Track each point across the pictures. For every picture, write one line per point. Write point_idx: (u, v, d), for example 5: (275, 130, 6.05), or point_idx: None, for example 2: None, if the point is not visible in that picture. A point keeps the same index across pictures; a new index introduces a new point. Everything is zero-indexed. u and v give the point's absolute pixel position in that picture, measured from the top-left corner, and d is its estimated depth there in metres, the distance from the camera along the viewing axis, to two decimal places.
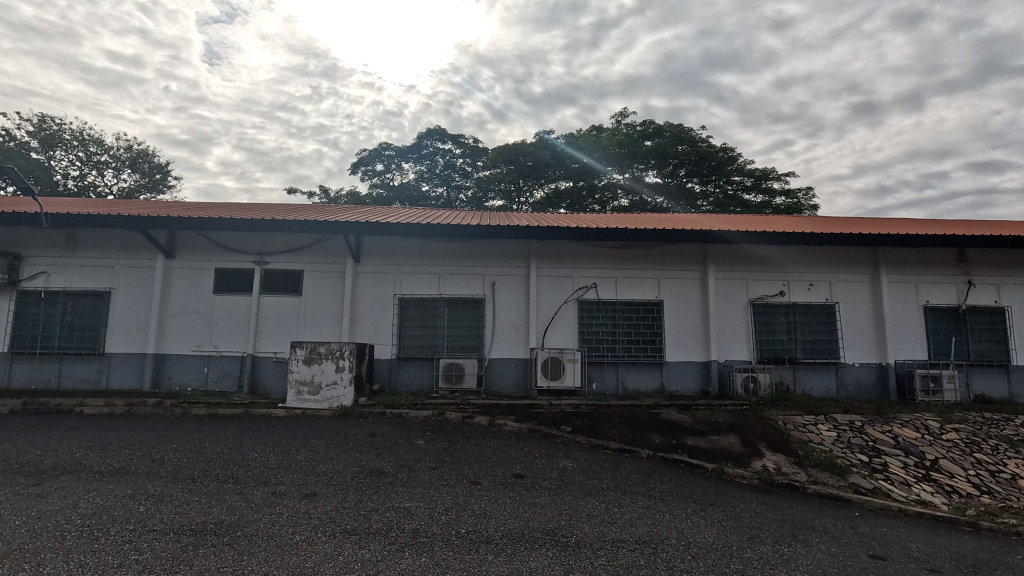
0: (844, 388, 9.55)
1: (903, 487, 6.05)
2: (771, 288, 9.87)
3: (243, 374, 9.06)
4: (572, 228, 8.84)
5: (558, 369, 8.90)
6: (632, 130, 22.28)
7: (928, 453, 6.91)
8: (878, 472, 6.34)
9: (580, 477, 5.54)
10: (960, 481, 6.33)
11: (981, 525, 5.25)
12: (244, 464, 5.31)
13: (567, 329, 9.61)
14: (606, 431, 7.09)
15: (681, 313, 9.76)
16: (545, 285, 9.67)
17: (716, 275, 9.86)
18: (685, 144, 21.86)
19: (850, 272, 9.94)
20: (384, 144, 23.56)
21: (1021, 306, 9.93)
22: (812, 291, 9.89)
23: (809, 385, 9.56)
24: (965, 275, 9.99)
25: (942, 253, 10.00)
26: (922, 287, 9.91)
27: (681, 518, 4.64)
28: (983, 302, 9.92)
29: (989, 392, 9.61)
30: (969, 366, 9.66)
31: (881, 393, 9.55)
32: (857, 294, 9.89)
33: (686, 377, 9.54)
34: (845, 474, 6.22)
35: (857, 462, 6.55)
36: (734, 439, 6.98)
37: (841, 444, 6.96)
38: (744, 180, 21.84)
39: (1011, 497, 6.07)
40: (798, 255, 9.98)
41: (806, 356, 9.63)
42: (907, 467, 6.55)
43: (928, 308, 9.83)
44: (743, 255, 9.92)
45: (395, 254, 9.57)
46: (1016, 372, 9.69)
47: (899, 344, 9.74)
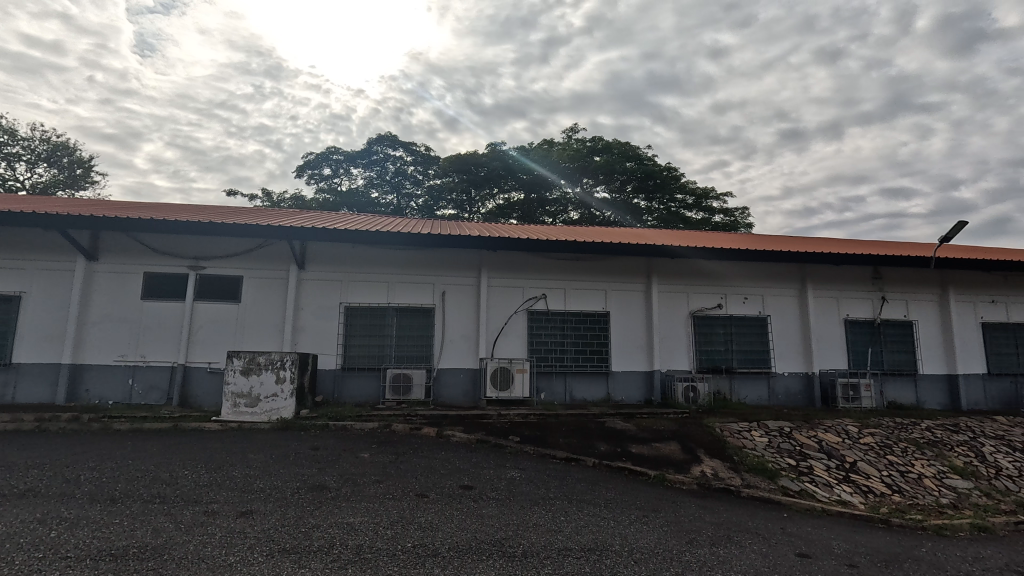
0: (774, 396, 10.15)
1: (825, 488, 6.51)
2: (710, 301, 10.38)
3: (173, 386, 8.49)
4: (523, 240, 8.93)
5: (508, 379, 8.93)
6: (582, 146, 22.90)
7: (848, 456, 7.45)
8: (805, 475, 6.78)
9: (528, 487, 5.57)
10: (875, 481, 6.87)
11: (893, 521, 5.73)
12: (172, 482, 4.98)
13: (516, 340, 9.67)
14: (555, 440, 7.18)
15: (626, 324, 10.07)
16: (496, 296, 9.72)
17: (660, 288, 10.26)
18: (632, 161, 22.64)
19: (780, 287, 10.62)
20: (332, 148, 23.01)
21: (926, 320, 10.95)
22: (747, 304, 10.48)
23: (744, 394, 10.09)
24: (880, 291, 10.90)
25: (860, 271, 10.88)
26: (843, 302, 10.74)
27: (625, 525, 4.77)
28: (895, 316, 10.86)
29: (900, 399, 10.50)
30: (883, 374, 10.53)
31: (808, 401, 10.23)
32: (787, 307, 10.57)
33: (631, 386, 9.84)
34: (776, 477, 6.61)
35: (786, 465, 6.97)
36: (675, 446, 7.24)
37: (772, 449, 7.38)
38: (686, 198, 22.87)
39: (917, 495, 6.65)
40: (735, 271, 10.54)
41: (741, 366, 10.18)
42: (829, 469, 7.04)
43: (847, 321, 10.66)
44: (685, 269, 10.39)
45: (343, 261, 9.32)
46: (922, 380, 10.66)
47: (823, 354, 10.47)
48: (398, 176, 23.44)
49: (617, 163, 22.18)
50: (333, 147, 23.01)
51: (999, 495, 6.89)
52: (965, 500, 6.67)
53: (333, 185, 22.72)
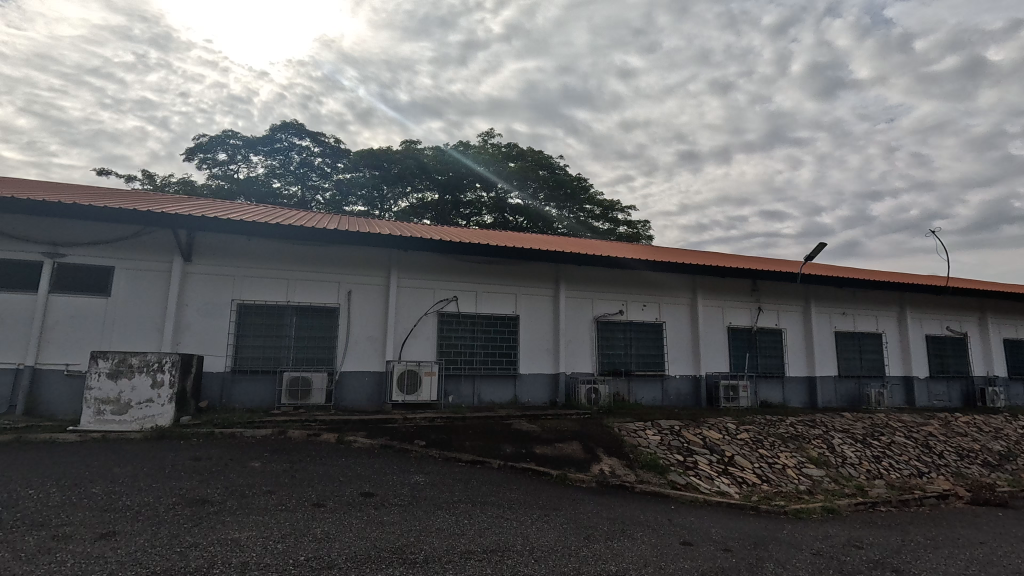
0: (667, 397, 10.93)
1: (707, 480, 7.14)
2: (613, 307, 10.95)
3: (18, 392, 7.29)
4: (436, 241, 8.83)
5: (415, 382, 8.75)
6: (497, 151, 23.18)
7: (727, 450, 8.22)
8: (690, 469, 7.38)
9: (432, 492, 5.49)
10: (748, 473, 7.65)
11: (761, 508, 6.42)
12: (11, 505, 4.26)
13: (425, 342, 9.52)
14: (461, 443, 7.16)
15: (535, 328, 10.32)
16: (405, 297, 9.50)
17: (567, 293, 10.64)
18: (545, 170, 23.34)
19: (674, 296, 11.48)
20: (229, 131, 21.20)
21: (793, 329, 12.41)
22: (645, 310, 11.20)
23: (641, 395, 10.76)
24: (757, 302, 12.18)
25: (741, 283, 12.07)
26: (726, 311, 11.85)
27: (527, 524, 4.87)
28: (768, 324, 12.18)
29: (770, 398, 11.80)
30: (758, 377, 11.77)
31: (695, 401, 11.15)
32: (680, 315, 11.45)
33: (537, 389, 10.09)
34: (666, 473, 7.13)
35: (675, 461, 7.53)
36: (577, 445, 7.54)
37: (663, 446, 7.94)
38: (594, 209, 23.95)
39: (781, 484, 7.51)
40: (635, 279, 11.23)
41: (638, 368, 10.85)
42: (711, 463, 7.72)
43: (730, 328, 11.78)
44: (591, 276, 10.88)
45: (238, 255, 8.60)
46: (788, 382, 12.06)
47: (709, 358, 11.47)
48: (303, 167, 22.11)
49: (530, 171, 22.72)
50: (230, 130, 21.23)
51: (844, 480, 7.99)
52: (818, 486, 7.64)
53: (229, 172, 20.92)
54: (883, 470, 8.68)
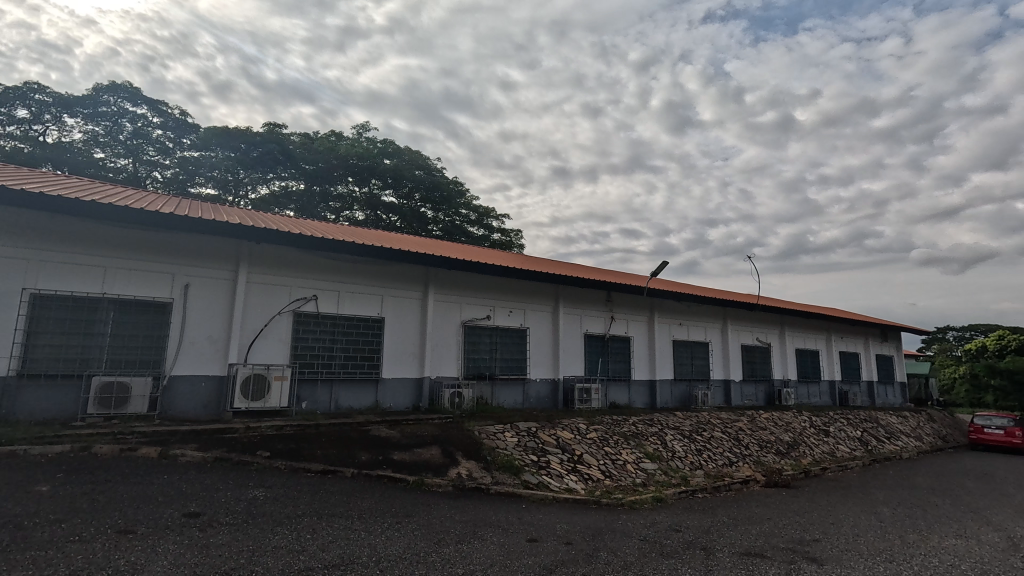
0: (527, 400, 11.42)
1: (558, 478, 7.63)
2: (480, 312, 11.15)
3: None
4: (295, 235, 8.22)
5: (262, 388, 8.01)
6: (372, 145, 22.33)
7: (577, 449, 8.80)
8: (543, 468, 7.80)
9: (273, 506, 5.06)
10: (594, 469, 8.31)
11: (602, 501, 7.03)
12: None
13: (277, 344, 8.77)
14: (311, 453, 6.71)
15: (400, 332, 10.09)
16: (256, 294, 8.67)
17: (435, 297, 10.58)
18: (422, 170, 23.06)
19: (538, 303, 12.06)
20: (33, 84, 17.56)
21: (639, 336, 13.78)
22: (510, 316, 11.59)
23: (503, 398, 11.10)
24: (610, 311, 13.30)
25: (598, 294, 13.10)
26: (584, 319, 12.77)
27: (376, 534, 4.73)
28: (619, 332, 13.37)
29: (618, 400, 12.94)
30: (608, 380, 12.85)
31: (553, 403, 11.80)
32: (542, 322, 12.05)
33: (400, 393, 9.87)
34: (521, 473, 7.46)
35: (529, 461, 7.89)
36: (436, 450, 7.52)
37: (520, 447, 8.25)
38: (469, 214, 24.16)
39: (621, 478, 8.29)
40: (503, 286, 11.57)
41: (501, 372, 11.17)
42: (562, 462, 8.23)
43: (586, 335, 12.71)
44: (460, 281, 10.97)
45: (35, 234, 7.11)
46: (634, 385, 13.35)
47: (567, 363, 12.23)
48: (136, 138, 19.03)
49: (405, 171, 22.32)
50: (36, 83, 17.63)
51: (672, 472, 9.07)
52: (651, 478, 8.57)
53: (32, 134, 17.29)
54: (702, 461, 10.02)
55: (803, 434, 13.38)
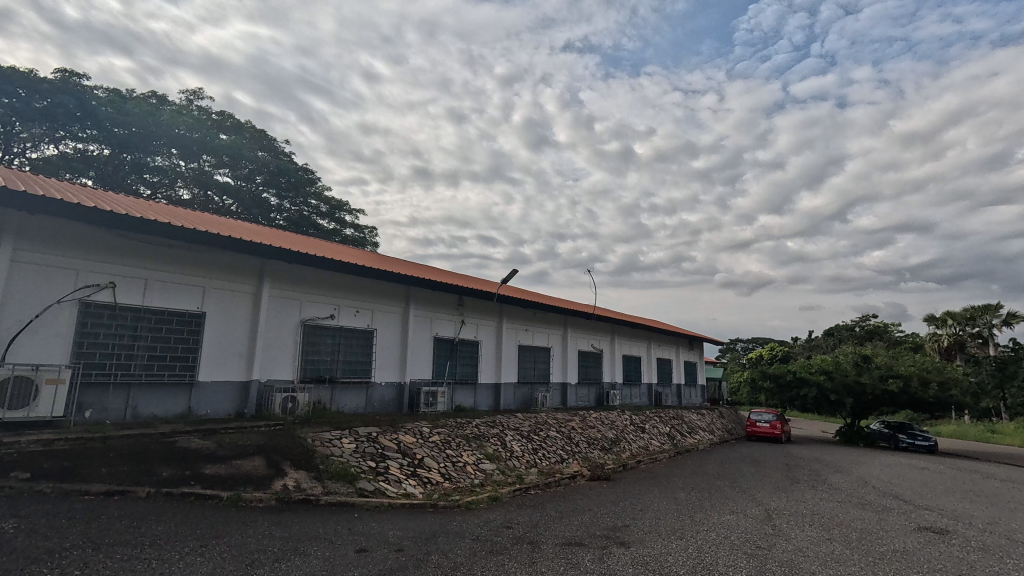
0: (369, 404, 10.96)
1: (395, 484, 7.45)
2: (322, 311, 10.42)
3: None
4: (88, 207, 6.82)
5: (26, 394, 6.45)
6: (205, 116, 19.68)
7: (418, 453, 8.64)
8: (380, 474, 7.55)
9: (27, 541, 4.09)
10: (434, 472, 8.28)
11: (439, 504, 7.05)
12: None
13: (54, 340, 7.16)
14: (93, 471, 5.59)
15: (225, 329, 8.96)
16: (26, 277, 6.99)
17: (270, 292, 9.62)
18: (265, 152, 20.97)
19: (388, 303, 11.68)
20: None
21: (487, 341, 14.16)
22: (357, 316, 11.02)
23: (343, 402, 10.50)
24: (461, 315, 13.45)
25: (449, 297, 13.16)
26: (434, 321, 12.72)
27: (172, 561, 4.10)
28: (468, 336, 13.59)
29: (464, 402, 13.12)
30: (455, 383, 12.96)
31: (397, 407, 11.51)
32: (391, 323, 11.70)
33: (220, 398, 8.76)
34: (355, 481, 7.13)
35: (366, 468, 7.57)
36: (259, 460, 6.79)
37: (357, 454, 7.82)
38: (319, 205, 22.50)
39: (460, 480, 8.39)
40: (350, 284, 10.97)
41: (343, 375, 10.56)
42: (401, 467, 8.04)
43: (435, 338, 12.67)
44: (301, 276, 10.13)
45: None
46: (480, 388, 13.67)
47: (414, 366, 12.04)
48: None
49: (245, 147, 20.18)
50: None
51: (509, 471, 9.47)
52: (489, 479, 8.85)
53: None
54: (537, 459, 10.64)
55: (624, 431, 15.01)
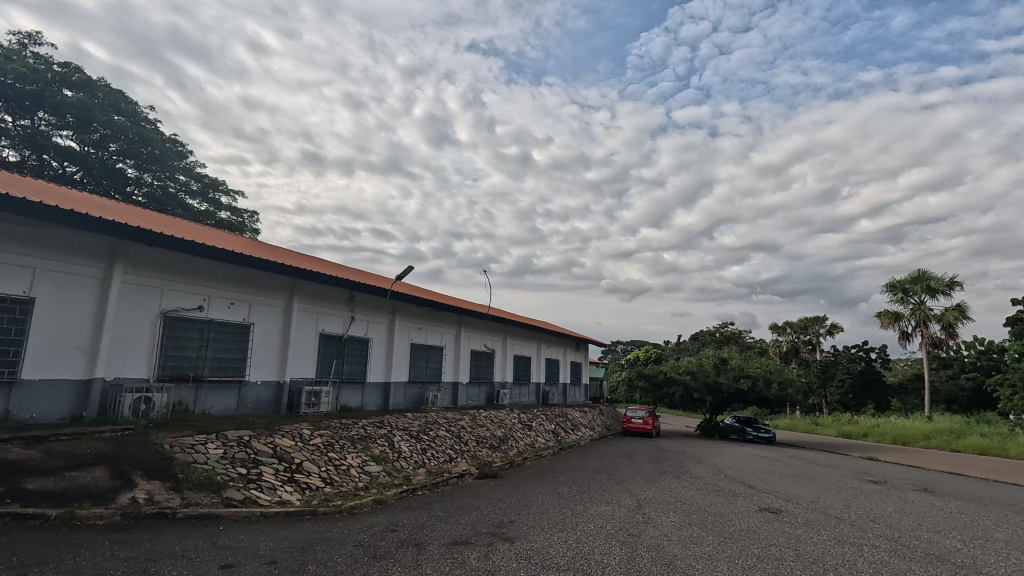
0: (242, 405, 10.02)
1: (269, 491, 6.89)
2: (189, 302, 9.32)
3: None
4: None
5: None
6: (43, 65, 16.65)
7: (297, 457, 8.05)
8: (252, 482, 6.93)
9: None
10: (313, 477, 7.79)
11: (318, 511, 6.66)
12: None
13: None
14: None
15: (61, 319, 7.65)
16: None
17: (123, 278, 8.39)
18: (122, 116, 18.25)
19: (269, 296, 10.77)
20: None
21: (378, 338, 13.67)
22: (231, 309, 10.02)
23: (210, 404, 9.47)
24: (351, 311, 12.84)
25: (339, 292, 12.49)
26: (321, 317, 11.98)
27: None
28: (357, 333, 13.01)
29: (350, 403, 12.53)
30: (341, 382, 12.32)
31: (274, 408, 10.65)
32: (271, 317, 10.80)
33: (50, 400, 7.47)
34: (222, 490, 6.47)
35: (235, 475, 6.90)
36: (101, 471, 5.90)
37: (225, 461, 7.08)
38: (189, 182, 20.10)
39: (343, 484, 7.99)
40: (224, 272, 9.93)
41: (211, 374, 9.52)
42: (277, 473, 7.45)
43: (321, 334, 11.94)
44: (164, 261, 8.98)
45: None
46: (368, 387, 13.14)
47: (296, 364, 11.23)
48: None
49: (97, 108, 17.29)
50: None
51: (395, 473, 9.22)
52: (374, 481, 8.54)
53: None
54: (425, 459, 10.49)
55: (512, 429, 15.37)
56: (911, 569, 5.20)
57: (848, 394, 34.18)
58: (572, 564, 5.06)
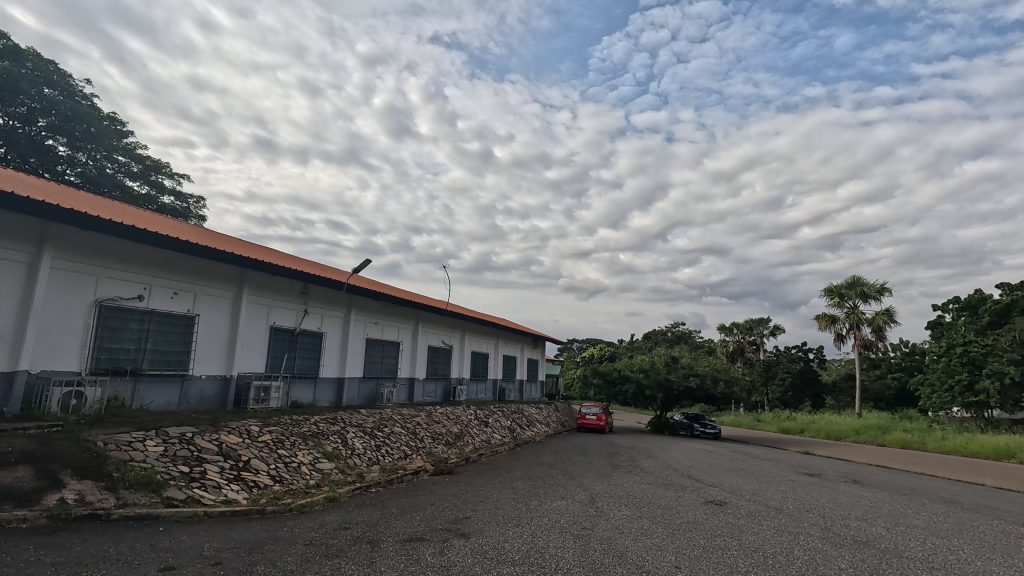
0: (184, 401, 9.54)
1: (213, 490, 6.61)
2: (127, 291, 8.78)
3: None
4: None
5: None
6: None
7: (244, 454, 7.74)
8: (195, 481, 6.63)
9: None
10: (262, 475, 7.52)
11: (266, 510, 6.44)
12: None
13: None
14: None
15: None
16: None
17: (53, 263, 7.82)
18: (54, 89, 16.97)
19: (216, 287, 10.28)
20: None
21: (332, 333, 13.31)
22: (174, 300, 9.51)
23: (149, 399, 8.97)
24: (304, 305, 12.45)
25: (292, 284, 12.08)
26: (272, 310, 11.55)
27: None
28: (310, 327, 12.62)
29: (301, 398, 12.13)
30: (292, 377, 11.93)
31: (220, 404, 10.19)
32: (218, 309, 10.33)
33: None
34: (162, 489, 6.15)
35: (177, 474, 6.57)
36: (25, 471, 5.50)
37: (165, 459, 6.73)
38: (128, 163, 18.90)
39: (293, 482, 7.76)
40: (168, 260, 9.41)
41: (151, 367, 9.01)
42: (222, 471, 7.14)
43: (272, 328, 11.51)
44: (100, 247, 8.43)
45: None
46: (320, 382, 12.78)
47: (245, 358, 10.79)
48: None
49: (24, 78, 15.97)
50: None
51: (348, 470, 9.02)
52: (326, 478, 8.34)
53: None
54: (379, 456, 10.33)
55: (468, 425, 15.34)
56: (841, 555, 5.58)
57: (787, 392, 36.10)
58: (527, 558, 5.12)
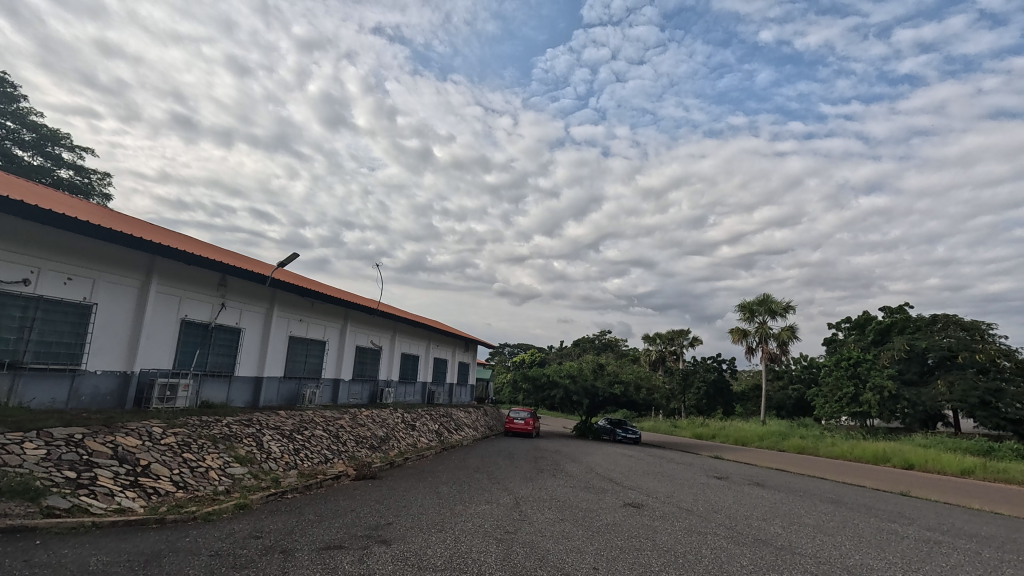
0: (74, 398, 8.59)
1: (104, 498, 6.00)
2: (9, 273, 7.79)
3: None
4: None
5: None
6: None
7: (142, 459, 7.07)
8: (83, 488, 5.98)
9: None
10: (163, 481, 6.91)
11: (166, 519, 5.92)
12: None
13: None
14: None
15: None
16: None
17: None
18: None
19: (119, 274, 9.36)
20: None
21: (251, 329, 12.52)
22: (68, 286, 8.56)
23: (31, 396, 8.00)
24: (221, 298, 11.63)
25: (208, 275, 11.24)
26: (184, 301, 10.67)
27: None
28: (227, 321, 11.80)
29: (212, 397, 11.28)
30: (203, 375, 11.08)
31: (116, 402, 9.26)
32: (121, 298, 9.40)
33: None
34: (41, 497, 5.49)
35: (61, 480, 5.89)
36: None
37: (47, 464, 6.01)
38: (19, 131, 16.88)
39: (199, 488, 7.19)
40: (61, 242, 8.46)
41: (34, 360, 8.04)
42: (116, 476, 6.49)
43: (183, 321, 10.63)
44: None
45: None
46: (235, 381, 11.95)
47: (149, 353, 9.88)
48: None
49: None
50: None
51: (262, 475, 8.52)
52: (237, 484, 7.82)
53: None
54: (297, 460, 9.82)
55: (395, 428, 14.98)
56: (743, 552, 6.01)
57: (702, 400, 38.62)
58: (449, 564, 5.08)
